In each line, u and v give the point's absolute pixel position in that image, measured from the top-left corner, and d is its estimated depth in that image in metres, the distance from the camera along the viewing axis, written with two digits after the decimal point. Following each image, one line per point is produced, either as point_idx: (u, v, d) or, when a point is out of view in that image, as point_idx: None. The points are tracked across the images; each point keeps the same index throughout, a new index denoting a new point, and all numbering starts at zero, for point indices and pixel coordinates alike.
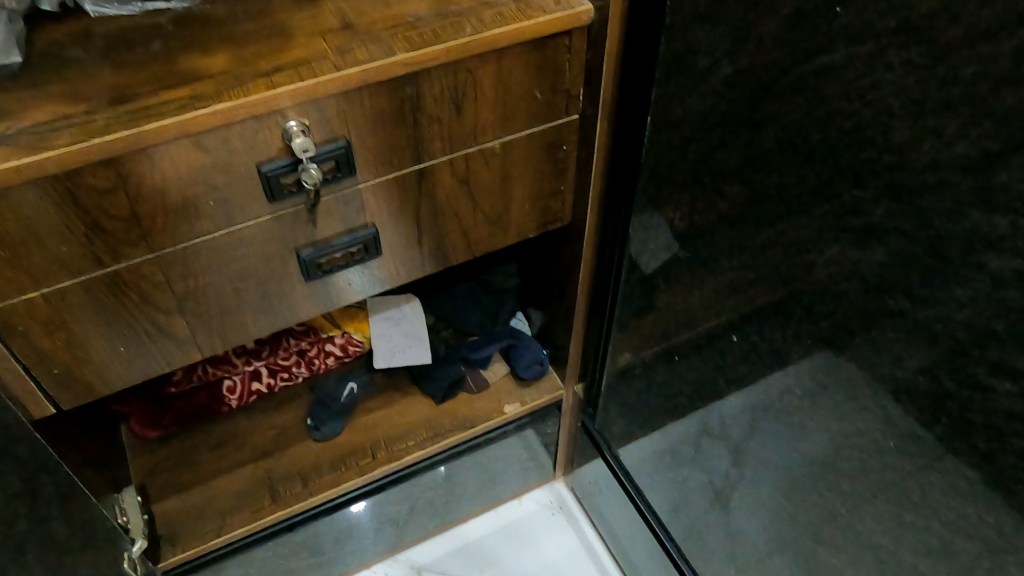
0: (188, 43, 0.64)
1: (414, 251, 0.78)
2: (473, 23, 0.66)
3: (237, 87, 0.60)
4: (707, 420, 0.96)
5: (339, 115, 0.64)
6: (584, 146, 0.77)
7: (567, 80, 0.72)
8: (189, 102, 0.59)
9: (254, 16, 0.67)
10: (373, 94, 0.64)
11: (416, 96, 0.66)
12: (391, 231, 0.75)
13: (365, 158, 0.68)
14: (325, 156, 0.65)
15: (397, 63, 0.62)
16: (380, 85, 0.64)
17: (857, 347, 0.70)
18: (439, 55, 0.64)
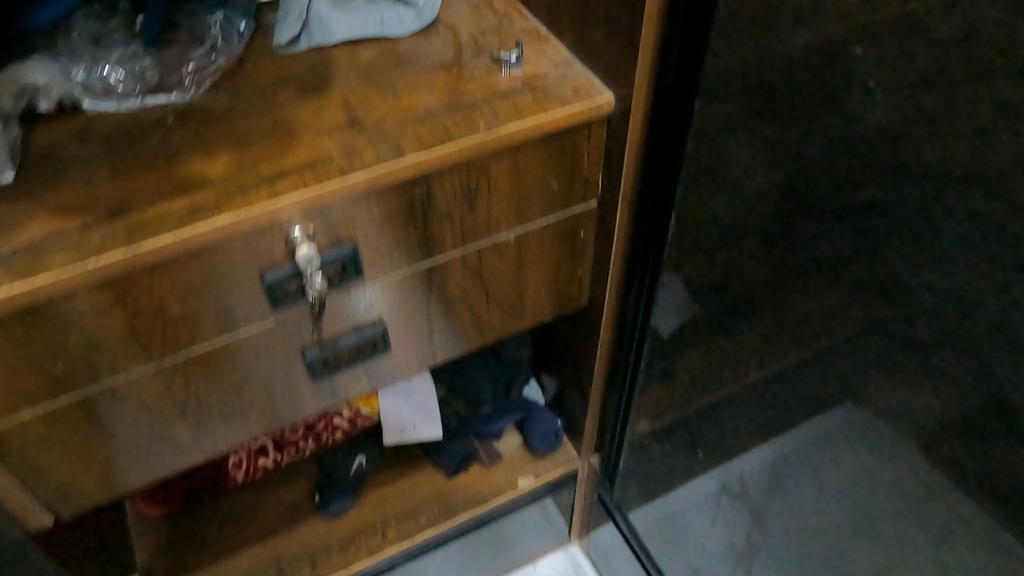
0: (187, 143, 0.60)
1: (425, 344, 0.75)
2: (486, 118, 0.62)
3: (239, 197, 0.56)
4: (726, 481, 0.96)
5: (347, 220, 0.60)
6: (604, 231, 0.74)
7: (585, 168, 0.68)
8: (189, 214, 0.55)
9: (256, 109, 0.63)
10: (382, 196, 0.60)
11: (427, 195, 0.62)
12: (401, 325, 0.72)
13: (374, 258, 0.64)
14: (332, 261, 0.62)
15: (406, 164, 0.59)
16: (389, 186, 0.60)
17: (830, 396, 0.85)
18: (450, 154, 0.60)
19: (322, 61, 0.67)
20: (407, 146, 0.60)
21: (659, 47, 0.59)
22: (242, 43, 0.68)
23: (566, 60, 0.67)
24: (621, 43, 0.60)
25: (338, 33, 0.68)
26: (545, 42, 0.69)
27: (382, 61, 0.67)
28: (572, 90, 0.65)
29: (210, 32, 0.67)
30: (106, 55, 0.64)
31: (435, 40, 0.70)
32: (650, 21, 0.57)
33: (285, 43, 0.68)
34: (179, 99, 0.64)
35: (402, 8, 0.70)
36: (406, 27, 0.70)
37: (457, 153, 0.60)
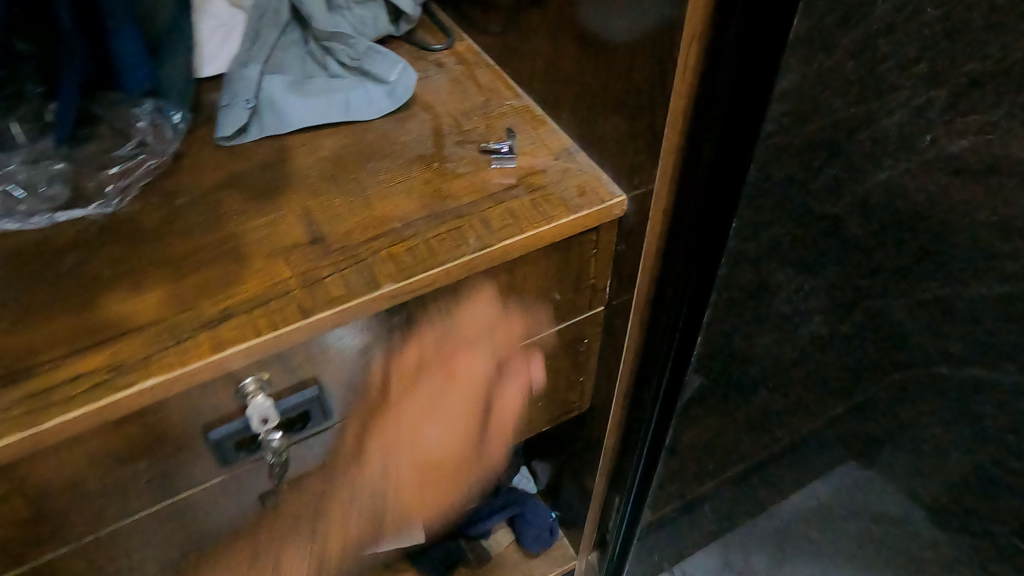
0: (111, 273, 0.49)
1: (410, 468, 0.65)
2: (478, 228, 0.51)
3: (173, 348, 0.45)
4: (728, 555, 1.06)
5: (319, 358, 0.50)
6: (611, 338, 0.64)
7: (592, 274, 0.58)
8: (108, 375, 0.44)
9: (196, 223, 0.52)
10: (358, 328, 0.50)
11: (410, 319, 0.52)
12: (378, 461, 0.61)
13: (349, 391, 0.54)
14: (299, 403, 0.51)
15: (382, 293, 0.48)
16: (365, 317, 0.49)
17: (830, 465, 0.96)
18: (436, 277, 0.49)
19: (278, 155, 0.57)
20: (382, 271, 0.49)
21: (686, 146, 0.49)
22: (180, 136, 0.57)
23: (568, 149, 0.57)
24: (637, 137, 0.49)
25: (296, 118, 0.58)
26: (541, 126, 0.59)
27: (349, 154, 0.57)
28: (577, 188, 0.54)
29: (138, 126, 0.57)
30: (15, 175, 0.54)
31: (412, 124, 0.59)
32: (677, 118, 0.46)
33: (230, 134, 0.57)
34: (99, 212, 0.52)
35: (369, 85, 0.60)
36: (377, 108, 0.60)
37: (444, 274, 0.50)
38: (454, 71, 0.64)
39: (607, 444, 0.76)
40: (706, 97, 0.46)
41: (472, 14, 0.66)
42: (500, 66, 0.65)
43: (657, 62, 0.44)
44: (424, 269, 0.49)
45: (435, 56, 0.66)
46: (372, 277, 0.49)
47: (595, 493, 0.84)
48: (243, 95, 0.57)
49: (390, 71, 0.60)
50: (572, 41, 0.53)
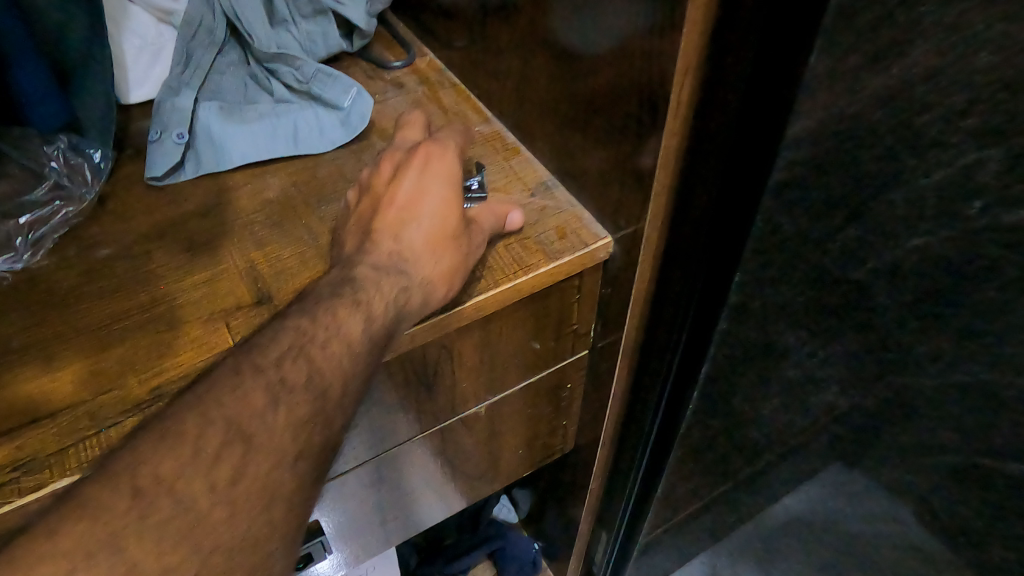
0: (18, 346, 0.42)
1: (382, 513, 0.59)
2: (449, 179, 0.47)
3: (93, 439, 0.39)
4: (715, 562, 0.99)
5: (365, 280, 0.41)
6: (596, 381, 0.59)
7: (575, 320, 0.53)
8: (15, 475, 0.38)
9: (122, 282, 0.45)
10: (391, 244, 0.44)
11: (446, 231, 0.45)
12: (354, 515, 0.57)
13: (406, 314, 0.42)
14: (354, 328, 0.39)
15: (384, 195, 0.46)
16: (389, 230, 0.45)
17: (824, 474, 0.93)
18: (432, 176, 0.47)
19: (219, 197, 0.51)
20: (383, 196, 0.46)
21: (678, 192, 0.43)
22: (101, 177, 0.50)
23: (545, 183, 0.52)
24: (624, 179, 0.44)
25: (237, 153, 0.52)
26: (515, 155, 0.54)
27: (300, 195, 0.51)
28: (556, 230, 0.49)
29: (50, 167, 0.49)
30: None
31: (370, 157, 0.53)
32: (668, 160, 0.41)
33: (161, 174, 0.50)
34: (3, 272, 0.45)
35: (320, 112, 0.54)
36: (329, 139, 0.54)
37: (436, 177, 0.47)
38: (415, 93, 0.59)
39: (591, 485, 0.71)
40: (701, 140, 0.40)
41: (433, 28, 0.60)
42: (465, 86, 0.59)
43: (646, 100, 0.39)
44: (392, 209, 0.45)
45: (393, 75, 0.60)
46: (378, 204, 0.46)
47: (578, 530, 0.80)
48: (175, 129, 0.50)
49: (343, 97, 0.54)
50: (549, 66, 0.47)
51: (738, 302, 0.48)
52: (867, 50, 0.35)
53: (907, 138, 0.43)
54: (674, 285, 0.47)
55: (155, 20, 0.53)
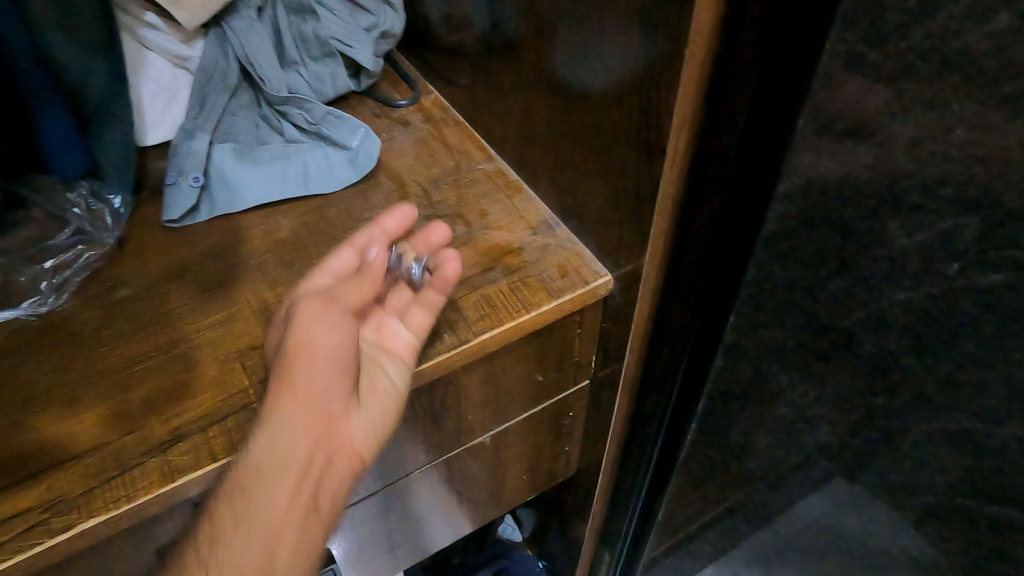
0: (44, 390, 0.44)
1: (397, 530, 0.60)
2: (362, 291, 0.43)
3: (117, 480, 0.41)
4: None
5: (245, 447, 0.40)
6: (597, 410, 0.61)
7: (577, 353, 0.55)
8: (43, 517, 0.39)
9: (141, 324, 0.47)
10: (347, 338, 0.42)
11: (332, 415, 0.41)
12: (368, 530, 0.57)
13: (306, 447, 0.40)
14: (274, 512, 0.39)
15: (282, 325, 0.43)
16: (336, 329, 0.41)
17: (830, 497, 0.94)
18: (361, 286, 0.43)
19: (232, 237, 0.52)
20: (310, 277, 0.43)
21: (673, 234, 0.44)
22: (121, 221, 0.52)
23: (546, 221, 0.54)
24: (622, 220, 0.46)
25: (248, 196, 0.54)
26: (517, 194, 0.56)
27: (310, 234, 0.53)
28: (558, 269, 0.51)
29: (73, 212, 0.51)
30: None
31: (378, 196, 0.55)
32: (663, 209, 0.42)
33: (177, 217, 0.52)
34: (30, 315, 0.47)
35: (329, 152, 0.56)
36: (337, 179, 0.56)
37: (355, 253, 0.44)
38: (421, 131, 0.61)
39: (594, 508, 0.73)
40: (693, 190, 0.41)
41: (437, 67, 0.62)
42: (469, 123, 0.61)
43: (644, 151, 0.40)
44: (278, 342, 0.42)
45: (399, 113, 0.62)
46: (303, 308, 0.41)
47: (582, 551, 0.82)
48: (190, 172, 0.53)
49: (351, 137, 0.56)
50: (550, 110, 0.49)
51: (734, 336, 0.50)
52: (854, 100, 0.36)
53: (896, 183, 0.44)
54: (673, 320, 0.49)
55: (171, 65, 0.56)
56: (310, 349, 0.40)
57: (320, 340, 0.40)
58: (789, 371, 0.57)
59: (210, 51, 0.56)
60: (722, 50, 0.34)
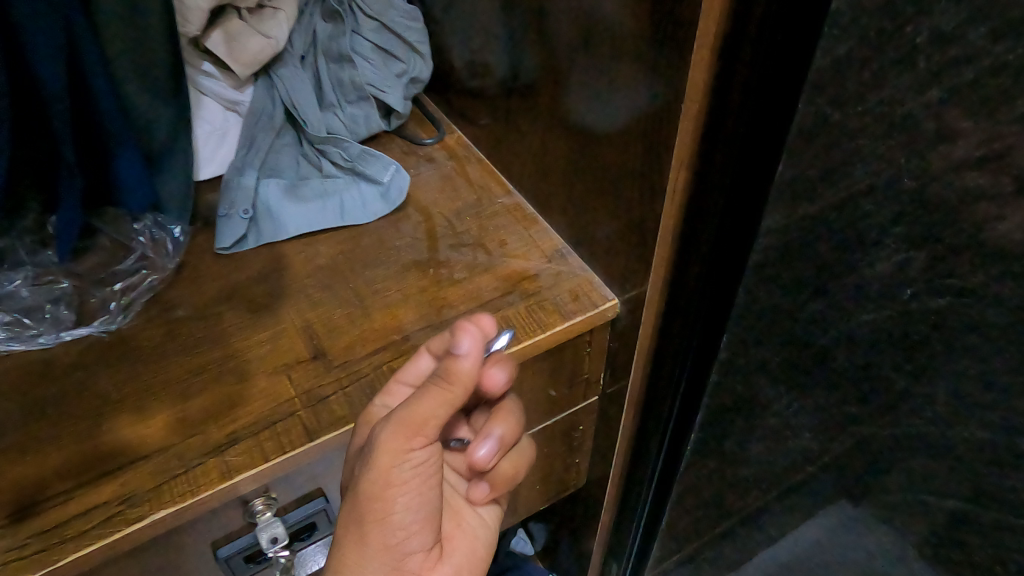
0: (117, 398, 0.49)
1: None
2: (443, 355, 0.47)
3: (183, 477, 0.46)
4: None
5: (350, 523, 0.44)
6: (606, 424, 0.66)
7: (587, 370, 0.60)
8: (119, 508, 0.45)
9: (199, 340, 0.53)
10: (430, 495, 0.44)
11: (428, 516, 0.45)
12: None
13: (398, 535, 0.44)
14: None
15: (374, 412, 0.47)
16: (423, 470, 0.43)
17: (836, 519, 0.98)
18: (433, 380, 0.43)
19: (277, 263, 0.58)
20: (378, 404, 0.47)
21: (674, 263, 0.50)
22: (181, 247, 0.58)
23: (560, 250, 0.59)
24: (628, 248, 0.51)
25: (291, 225, 0.60)
26: (533, 225, 0.61)
27: (347, 260, 0.59)
28: (571, 293, 0.56)
29: (138, 240, 0.58)
30: (17, 298, 0.54)
31: (407, 226, 0.61)
32: (665, 238, 0.48)
33: (229, 244, 0.58)
34: (102, 331, 0.53)
35: (363, 186, 0.62)
36: (371, 211, 0.62)
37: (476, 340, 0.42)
38: (446, 167, 0.67)
39: (603, 520, 0.78)
40: (692, 222, 0.47)
41: (461, 109, 0.68)
42: (490, 160, 0.67)
43: (648, 188, 0.46)
44: (335, 423, 0.48)
45: (425, 150, 0.68)
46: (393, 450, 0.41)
47: (591, 562, 0.86)
48: (241, 205, 0.58)
49: (383, 172, 0.61)
50: (564, 150, 0.55)
51: (729, 353, 0.55)
52: (826, 144, 0.42)
53: (871, 217, 0.50)
54: (675, 340, 0.54)
55: (224, 107, 0.63)
56: (397, 502, 0.43)
57: (406, 493, 0.43)
58: (783, 388, 0.62)
59: (259, 96, 0.62)
60: (714, 103, 0.40)
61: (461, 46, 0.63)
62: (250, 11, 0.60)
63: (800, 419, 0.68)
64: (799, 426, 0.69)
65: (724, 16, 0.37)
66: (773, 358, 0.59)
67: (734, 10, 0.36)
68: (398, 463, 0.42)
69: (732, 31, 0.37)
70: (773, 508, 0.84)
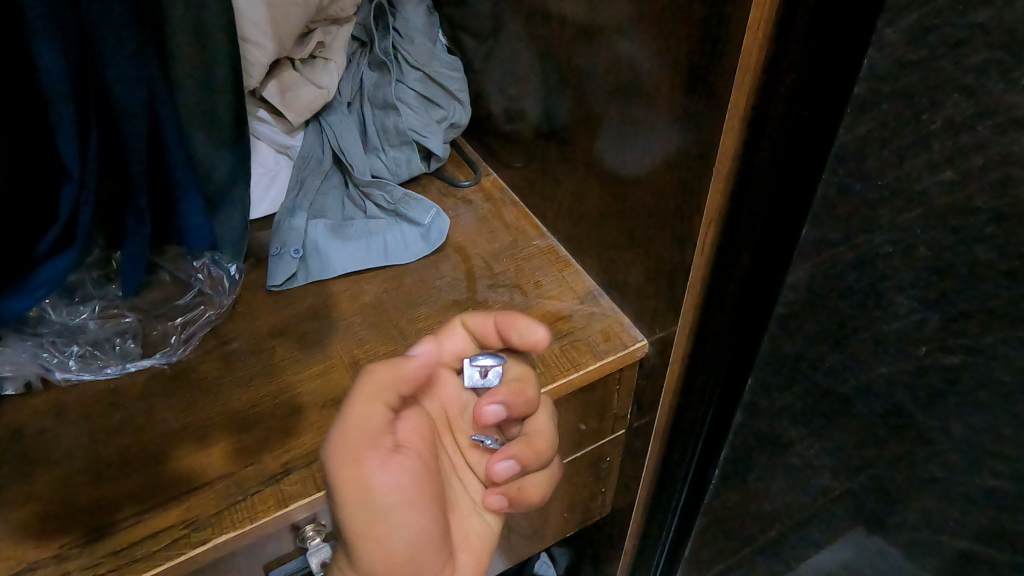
0: (178, 426, 0.53)
1: None
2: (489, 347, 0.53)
3: (241, 505, 0.49)
4: None
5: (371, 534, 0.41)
6: (632, 457, 0.69)
7: (615, 405, 0.63)
8: (183, 532, 0.48)
9: (253, 373, 0.57)
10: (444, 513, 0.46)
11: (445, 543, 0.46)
12: None
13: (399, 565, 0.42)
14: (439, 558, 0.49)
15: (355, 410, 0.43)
16: (406, 480, 0.43)
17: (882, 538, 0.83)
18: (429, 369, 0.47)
19: (325, 300, 0.62)
20: (373, 406, 0.43)
21: (701, 308, 0.53)
22: (236, 285, 0.62)
23: (591, 292, 0.63)
24: (659, 293, 0.54)
25: (338, 264, 0.63)
26: (567, 268, 0.65)
27: (391, 299, 0.62)
28: (602, 334, 0.59)
29: (197, 277, 0.62)
30: (86, 331, 0.58)
31: (446, 266, 0.65)
32: (694, 285, 0.51)
33: (280, 282, 0.62)
34: (163, 363, 0.57)
35: (404, 228, 0.66)
36: (412, 252, 0.65)
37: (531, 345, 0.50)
38: (482, 209, 0.70)
39: (626, 549, 0.81)
40: (721, 273, 0.50)
41: (497, 154, 0.72)
42: (524, 203, 0.70)
43: (679, 239, 0.49)
44: None
45: (462, 192, 0.72)
46: (358, 480, 0.41)
47: None
48: (291, 245, 0.62)
49: (424, 216, 0.65)
50: (599, 198, 0.59)
51: (752, 395, 0.58)
52: (847, 206, 0.45)
53: (893, 273, 0.52)
54: (701, 378, 0.57)
55: (275, 150, 0.66)
56: (392, 530, 0.41)
57: (400, 518, 0.42)
58: (805, 430, 0.65)
59: (309, 142, 0.66)
60: (742, 164, 0.44)
61: (499, 94, 0.67)
62: (303, 61, 0.64)
63: (825, 461, 0.71)
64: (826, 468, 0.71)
65: (754, 90, 0.40)
66: (797, 402, 0.61)
67: (764, 85, 0.40)
68: (368, 476, 0.41)
69: (760, 104, 0.41)
70: (796, 547, 0.86)
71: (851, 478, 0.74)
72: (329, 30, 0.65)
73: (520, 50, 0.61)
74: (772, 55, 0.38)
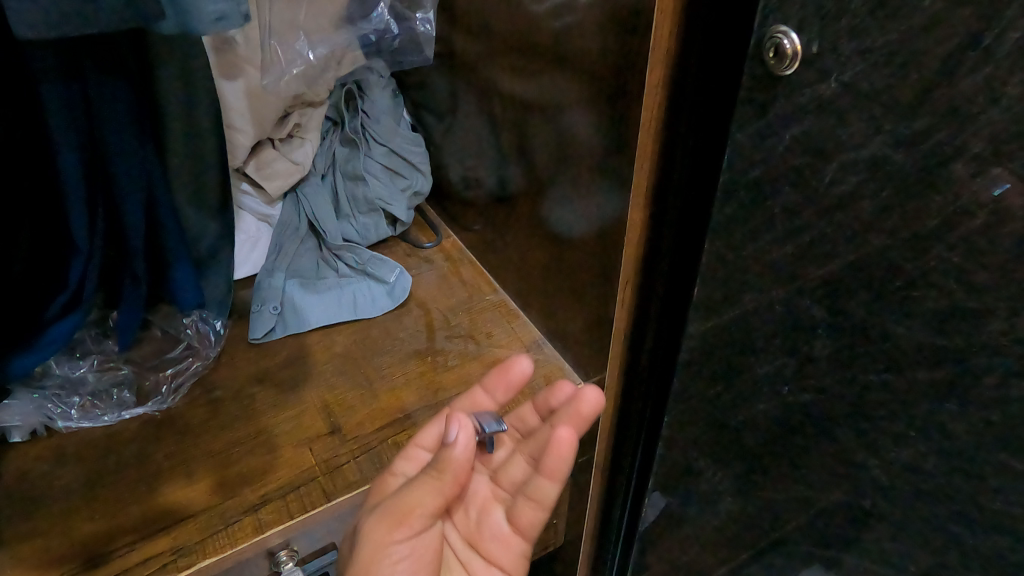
0: (168, 466, 0.60)
1: None
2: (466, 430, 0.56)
3: (223, 532, 0.56)
4: None
5: None
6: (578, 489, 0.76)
7: None
8: (170, 557, 0.54)
9: (235, 418, 0.64)
10: None
11: None
12: None
13: None
14: None
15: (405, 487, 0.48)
16: (413, 556, 0.48)
17: None
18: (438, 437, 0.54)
19: (299, 351, 0.70)
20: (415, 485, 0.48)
21: (628, 350, 0.62)
22: (220, 339, 0.70)
23: (536, 341, 0.71)
24: (591, 340, 0.63)
25: (312, 318, 0.71)
26: (515, 319, 0.73)
27: (358, 349, 0.70)
28: (545, 378, 0.67)
29: (185, 332, 0.69)
30: (85, 383, 0.65)
31: (409, 319, 0.73)
32: (618, 331, 0.60)
33: (259, 335, 0.70)
34: (155, 410, 0.64)
35: (372, 286, 0.74)
36: (378, 306, 0.74)
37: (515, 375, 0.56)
38: (442, 268, 0.79)
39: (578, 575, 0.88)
40: (641, 320, 0.59)
41: (456, 218, 0.81)
42: (479, 262, 0.79)
43: (603, 292, 0.58)
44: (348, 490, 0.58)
45: (425, 252, 0.81)
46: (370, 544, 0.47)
47: None
48: (270, 302, 0.70)
49: (389, 274, 0.74)
50: (541, 259, 0.67)
51: (676, 431, 0.66)
52: (737, 268, 0.54)
53: (788, 323, 0.61)
54: (632, 413, 0.66)
55: (257, 219, 0.74)
56: None
57: None
58: (730, 463, 0.73)
59: (287, 211, 0.74)
60: (649, 231, 0.53)
61: (456, 165, 0.76)
62: (282, 140, 0.73)
63: (754, 492, 0.78)
64: (753, 498, 0.79)
65: (653, 174, 0.50)
66: (719, 436, 0.69)
67: (660, 169, 0.50)
68: (386, 546, 0.46)
69: (660, 182, 0.51)
70: None
71: (780, 507, 0.82)
72: (305, 111, 0.74)
73: (473, 129, 0.71)
74: (664, 146, 0.48)
